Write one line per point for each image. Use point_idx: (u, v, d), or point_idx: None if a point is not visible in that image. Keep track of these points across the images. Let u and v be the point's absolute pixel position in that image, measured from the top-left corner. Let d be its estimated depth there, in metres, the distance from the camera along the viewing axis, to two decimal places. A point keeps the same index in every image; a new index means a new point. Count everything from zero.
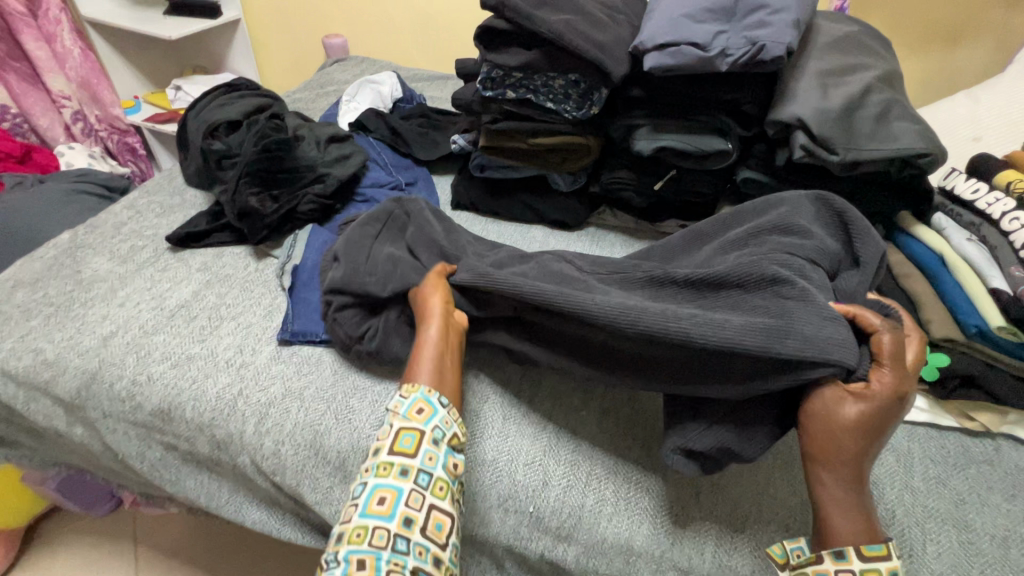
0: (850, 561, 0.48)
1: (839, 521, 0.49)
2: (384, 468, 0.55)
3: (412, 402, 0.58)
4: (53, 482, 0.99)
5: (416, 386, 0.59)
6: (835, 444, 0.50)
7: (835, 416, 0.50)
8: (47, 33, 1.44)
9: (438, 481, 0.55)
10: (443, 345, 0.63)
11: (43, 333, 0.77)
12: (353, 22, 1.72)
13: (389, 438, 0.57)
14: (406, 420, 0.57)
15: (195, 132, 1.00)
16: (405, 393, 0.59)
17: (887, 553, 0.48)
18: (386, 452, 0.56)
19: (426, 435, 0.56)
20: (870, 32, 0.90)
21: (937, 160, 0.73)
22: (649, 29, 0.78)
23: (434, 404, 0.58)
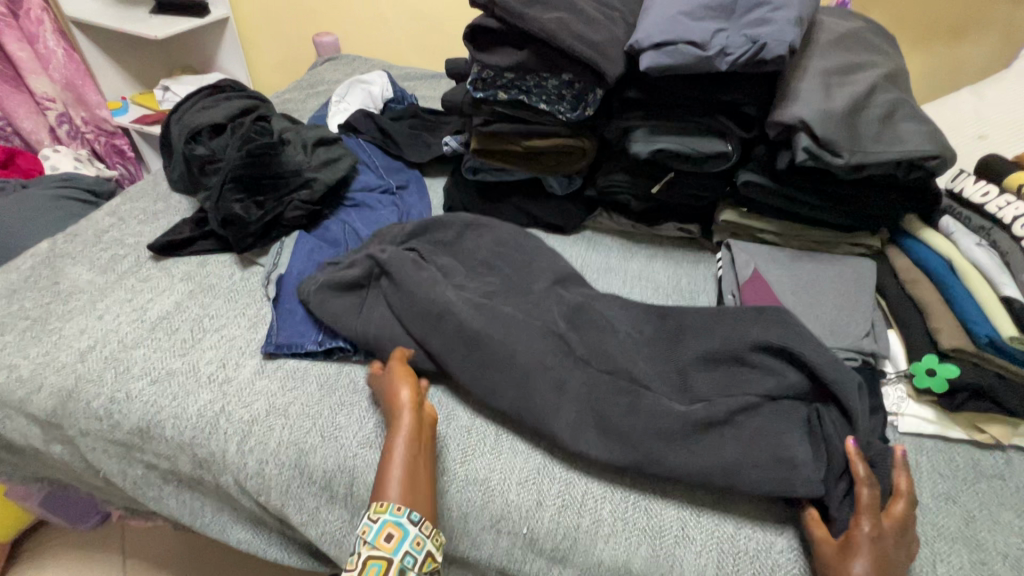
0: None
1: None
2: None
3: (380, 527, 0.52)
4: (36, 497, 0.97)
5: (387, 505, 0.54)
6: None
7: (841, 567, 0.50)
8: (29, 33, 1.40)
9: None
10: (414, 450, 0.59)
11: (18, 348, 0.74)
12: (344, 20, 1.69)
13: (356, 569, 0.50)
14: (374, 547, 0.51)
15: (177, 136, 0.97)
16: (373, 515, 0.53)
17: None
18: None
19: (408, 516, 0.53)
20: (874, 28, 0.87)
21: (947, 162, 0.70)
22: (645, 27, 0.74)
23: (406, 526, 0.53)
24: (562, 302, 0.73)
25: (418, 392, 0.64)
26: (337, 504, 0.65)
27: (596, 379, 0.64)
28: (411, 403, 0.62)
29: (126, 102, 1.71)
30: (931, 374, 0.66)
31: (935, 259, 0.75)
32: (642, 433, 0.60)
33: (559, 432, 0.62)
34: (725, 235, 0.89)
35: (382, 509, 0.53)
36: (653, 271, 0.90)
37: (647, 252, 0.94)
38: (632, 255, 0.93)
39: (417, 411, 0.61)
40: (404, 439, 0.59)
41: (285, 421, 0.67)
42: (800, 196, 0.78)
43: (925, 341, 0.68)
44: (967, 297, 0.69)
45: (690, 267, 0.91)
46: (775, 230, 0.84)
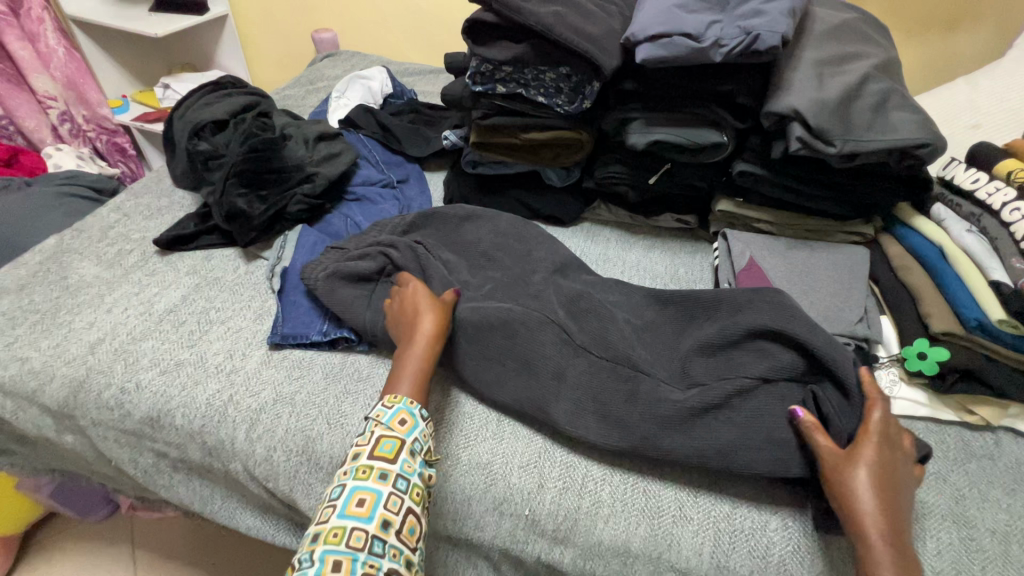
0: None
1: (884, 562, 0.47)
2: (364, 471, 0.53)
3: (394, 412, 0.57)
4: (48, 488, 0.98)
5: (401, 396, 0.59)
6: (857, 496, 0.50)
7: (845, 471, 0.52)
8: (30, 32, 1.42)
9: (415, 486, 0.54)
10: (430, 355, 0.63)
11: (29, 341, 0.75)
12: (342, 16, 1.69)
13: (369, 442, 0.55)
14: (388, 428, 0.56)
15: (180, 132, 0.98)
16: (388, 403, 0.58)
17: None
18: (366, 455, 0.54)
19: (419, 411, 0.58)
20: (867, 19, 0.88)
21: (938, 150, 0.71)
22: (641, 20, 0.76)
23: (416, 416, 0.58)
24: (561, 292, 0.74)
25: (445, 310, 0.68)
26: None
27: (595, 365, 0.66)
28: (437, 316, 0.66)
29: (127, 100, 1.72)
30: (922, 357, 0.67)
31: (926, 245, 0.76)
32: (640, 416, 0.62)
33: (559, 417, 0.64)
34: (721, 225, 0.90)
35: (396, 399, 0.58)
36: (651, 262, 0.92)
37: (645, 242, 0.96)
38: (629, 245, 0.95)
39: (438, 324, 0.66)
40: (423, 341, 0.64)
41: (292, 410, 0.69)
42: (794, 185, 0.79)
43: (917, 326, 0.70)
44: (957, 282, 0.70)
45: (687, 257, 0.93)
46: (770, 219, 0.85)
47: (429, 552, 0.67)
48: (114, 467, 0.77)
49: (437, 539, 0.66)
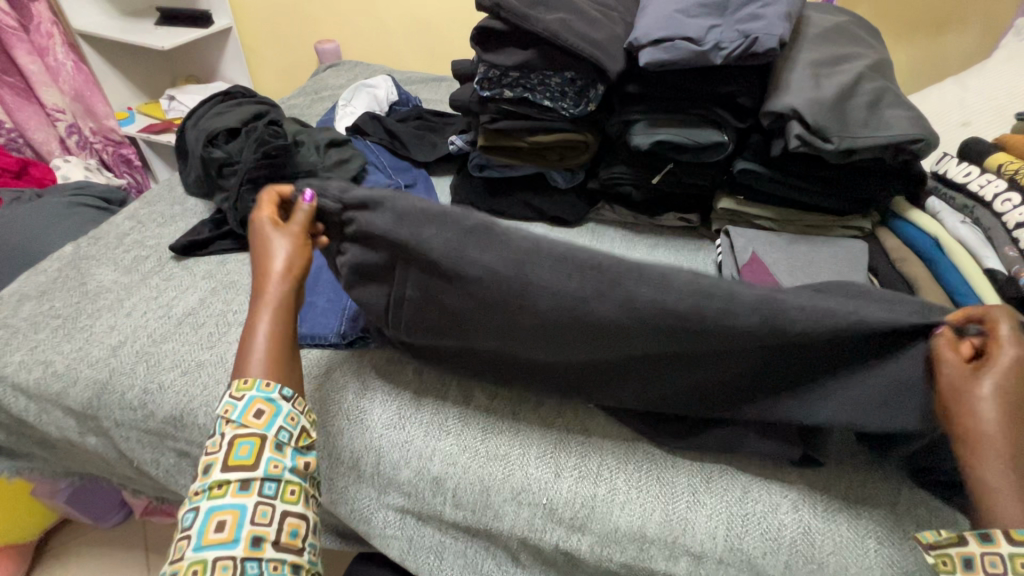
0: (997, 544, 0.44)
1: (1010, 503, 0.45)
2: (219, 488, 0.49)
3: (247, 405, 0.52)
4: (63, 494, 1.00)
5: (253, 383, 0.53)
6: (981, 427, 0.46)
7: (971, 393, 0.47)
8: (40, 46, 1.43)
9: (287, 485, 0.51)
10: (275, 310, 0.56)
11: (51, 344, 0.77)
12: (344, 27, 1.73)
13: (221, 450, 0.50)
14: (242, 426, 0.51)
15: (194, 140, 1.00)
16: (237, 393, 0.52)
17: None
18: (219, 467, 0.50)
19: (278, 393, 0.53)
20: (858, 22, 0.91)
21: (931, 144, 0.74)
22: (643, 26, 0.79)
23: (277, 402, 0.53)
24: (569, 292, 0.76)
25: (298, 248, 0.59)
26: (365, 482, 0.68)
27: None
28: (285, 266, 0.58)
29: (132, 112, 1.75)
30: None
31: (923, 238, 0.79)
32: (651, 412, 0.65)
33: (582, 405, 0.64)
34: (723, 223, 0.92)
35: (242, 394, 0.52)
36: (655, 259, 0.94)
37: (649, 241, 0.98)
38: (634, 244, 0.97)
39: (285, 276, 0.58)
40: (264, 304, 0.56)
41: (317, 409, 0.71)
42: (794, 182, 0.82)
43: None
44: (954, 272, 0.73)
45: (691, 254, 0.95)
46: (772, 215, 0.88)
47: (449, 542, 0.68)
48: (135, 468, 0.78)
49: (456, 529, 0.68)
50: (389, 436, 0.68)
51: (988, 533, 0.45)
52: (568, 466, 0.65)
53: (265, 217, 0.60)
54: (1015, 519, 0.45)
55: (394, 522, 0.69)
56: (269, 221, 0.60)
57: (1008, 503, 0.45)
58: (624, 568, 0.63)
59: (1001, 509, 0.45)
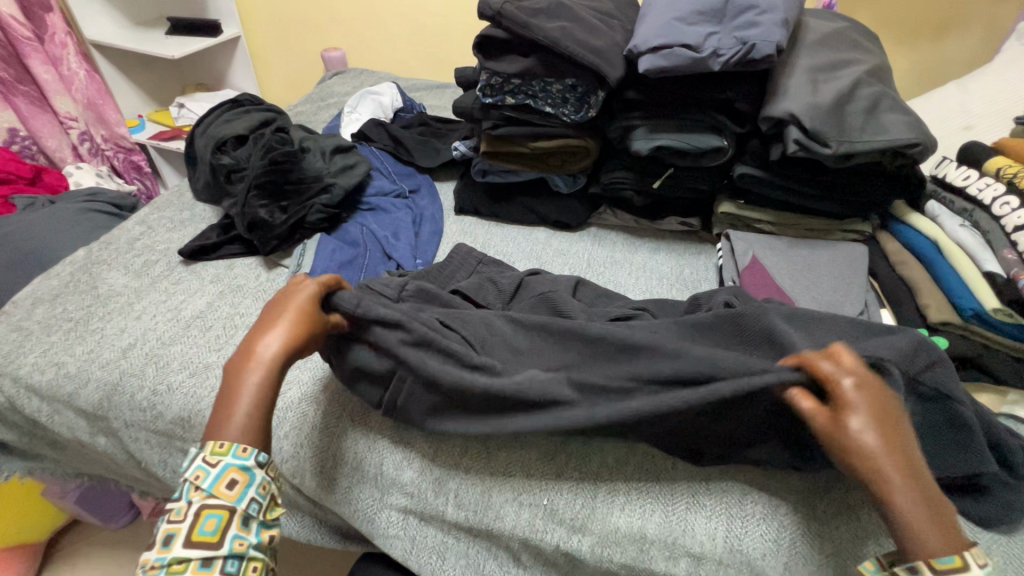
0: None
1: (929, 537, 0.43)
2: (180, 564, 0.46)
3: (220, 474, 0.48)
4: (74, 494, 1.01)
5: (229, 447, 0.50)
6: (876, 464, 0.45)
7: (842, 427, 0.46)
8: (54, 56, 1.46)
9: (250, 562, 0.48)
10: (268, 385, 0.53)
11: (63, 347, 0.79)
12: (351, 36, 1.75)
13: (185, 520, 0.47)
14: (211, 496, 0.48)
15: (203, 147, 1.02)
16: (211, 457, 0.49)
17: (965, 563, 0.42)
18: (181, 542, 0.46)
19: (254, 460, 0.50)
20: (857, 28, 0.92)
21: (928, 149, 0.74)
22: (642, 33, 0.80)
23: (252, 472, 0.50)
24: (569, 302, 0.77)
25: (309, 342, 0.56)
26: (368, 483, 0.69)
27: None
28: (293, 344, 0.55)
29: (143, 119, 1.78)
30: None
31: (923, 241, 0.79)
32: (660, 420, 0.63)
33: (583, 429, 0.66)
34: (724, 227, 0.94)
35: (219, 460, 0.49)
36: (656, 263, 0.95)
37: (650, 245, 0.99)
38: (635, 248, 0.98)
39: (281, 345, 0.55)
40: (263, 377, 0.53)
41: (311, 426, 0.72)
42: (792, 186, 0.83)
43: (916, 317, 0.73)
44: (954, 275, 0.73)
45: (692, 258, 0.96)
46: (771, 219, 0.89)
47: (451, 543, 0.69)
48: (144, 468, 0.79)
49: (459, 530, 0.68)
50: (392, 439, 0.69)
51: (914, 565, 0.43)
52: (569, 467, 0.66)
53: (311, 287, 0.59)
54: (936, 549, 0.43)
55: (397, 523, 0.69)
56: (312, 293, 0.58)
57: (928, 538, 0.43)
58: (624, 569, 0.63)
59: (926, 540, 0.43)
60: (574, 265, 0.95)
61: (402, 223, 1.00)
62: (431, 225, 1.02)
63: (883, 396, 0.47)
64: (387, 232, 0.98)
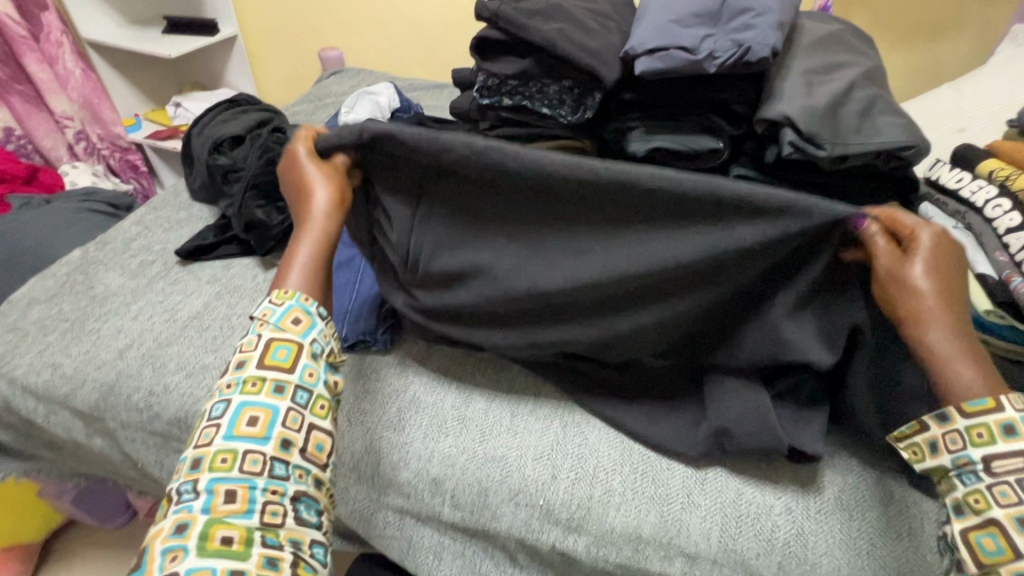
0: (954, 422, 0.47)
1: (966, 374, 0.48)
2: (226, 459, 0.47)
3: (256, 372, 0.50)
4: (70, 494, 1.01)
5: (292, 294, 0.54)
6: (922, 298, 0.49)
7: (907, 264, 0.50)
8: (49, 55, 1.46)
9: (297, 467, 0.49)
10: (323, 251, 0.58)
11: (60, 347, 0.79)
12: (348, 35, 1.75)
13: (225, 417, 0.49)
14: (278, 330, 0.52)
15: (200, 147, 1.02)
16: (246, 354, 0.51)
17: (998, 405, 0.46)
18: (223, 432, 0.48)
19: (317, 309, 0.55)
20: (852, 30, 0.92)
21: (922, 151, 0.75)
22: (638, 35, 0.80)
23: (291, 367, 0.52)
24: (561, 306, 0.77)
25: (344, 200, 0.61)
26: (365, 482, 0.70)
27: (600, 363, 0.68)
28: (327, 206, 0.59)
29: (139, 118, 1.78)
30: None
31: None
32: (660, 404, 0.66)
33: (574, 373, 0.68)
34: None
35: (259, 381, 0.50)
36: None
37: None
38: None
39: (333, 202, 0.60)
40: (315, 242, 0.58)
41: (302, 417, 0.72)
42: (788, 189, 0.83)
43: None
44: None
45: None
46: None
47: (448, 543, 0.69)
48: (141, 469, 0.79)
49: (456, 530, 0.69)
50: (389, 441, 0.70)
51: (944, 413, 0.48)
52: (565, 470, 0.66)
53: (300, 153, 0.62)
54: (969, 393, 0.47)
55: (393, 523, 0.70)
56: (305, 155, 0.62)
57: (960, 372, 0.48)
58: (619, 569, 0.64)
59: (960, 373, 0.48)
60: None
61: None
62: None
63: (953, 253, 0.51)
64: None
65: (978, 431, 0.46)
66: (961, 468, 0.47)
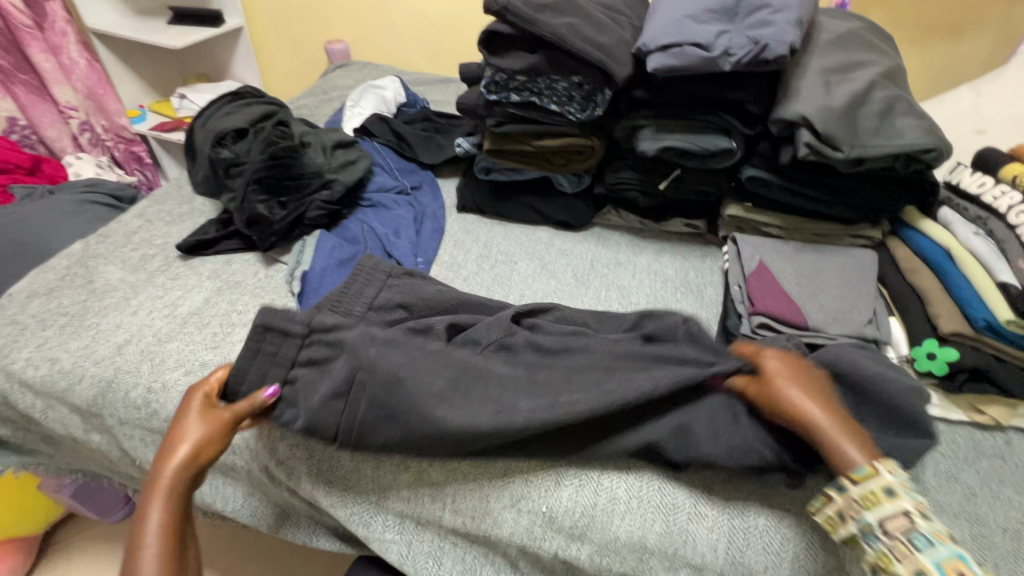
0: (848, 490, 0.51)
1: (848, 449, 0.52)
2: None
3: None
4: (70, 487, 1.01)
5: None
6: (786, 388, 0.57)
7: (768, 388, 0.58)
8: (54, 44, 1.45)
9: None
10: (177, 510, 0.56)
11: (58, 342, 0.78)
12: (354, 28, 1.73)
13: None
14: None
15: (202, 140, 1.01)
16: None
17: (876, 471, 0.50)
18: None
19: None
20: (871, 28, 0.90)
21: (943, 155, 0.73)
22: (652, 31, 0.78)
23: None
24: (565, 319, 0.75)
25: (224, 428, 0.61)
26: (365, 486, 0.68)
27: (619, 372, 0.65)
28: (189, 453, 0.58)
29: (144, 110, 1.77)
30: (931, 358, 0.69)
31: (934, 248, 0.78)
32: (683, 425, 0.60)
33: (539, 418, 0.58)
34: (730, 229, 0.92)
35: None
36: (661, 265, 0.93)
37: (655, 247, 0.97)
38: (640, 250, 0.97)
39: (184, 461, 0.58)
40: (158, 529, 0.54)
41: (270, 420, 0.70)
42: (802, 190, 0.81)
43: (926, 327, 0.71)
44: (965, 285, 0.72)
45: (697, 261, 0.94)
46: (781, 223, 0.87)
47: (447, 547, 0.68)
48: (138, 466, 0.78)
49: (455, 535, 0.67)
50: None
51: (841, 482, 0.51)
52: (567, 478, 0.64)
53: (202, 393, 0.63)
54: (856, 461, 0.51)
55: (393, 527, 0.68)
56: (205, 397, 0.63)
57: (846, 443, 0.53)
58: None
59: (845, 448, 0.52)
60: (577, 272, 0.92)
61: (404, 220, 0.98)
62: (433, 223, 1.01)
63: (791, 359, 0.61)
64: (388, 229, 0.96)
65: (868, 497, 0.49)
66: (864, 532, 0.49)
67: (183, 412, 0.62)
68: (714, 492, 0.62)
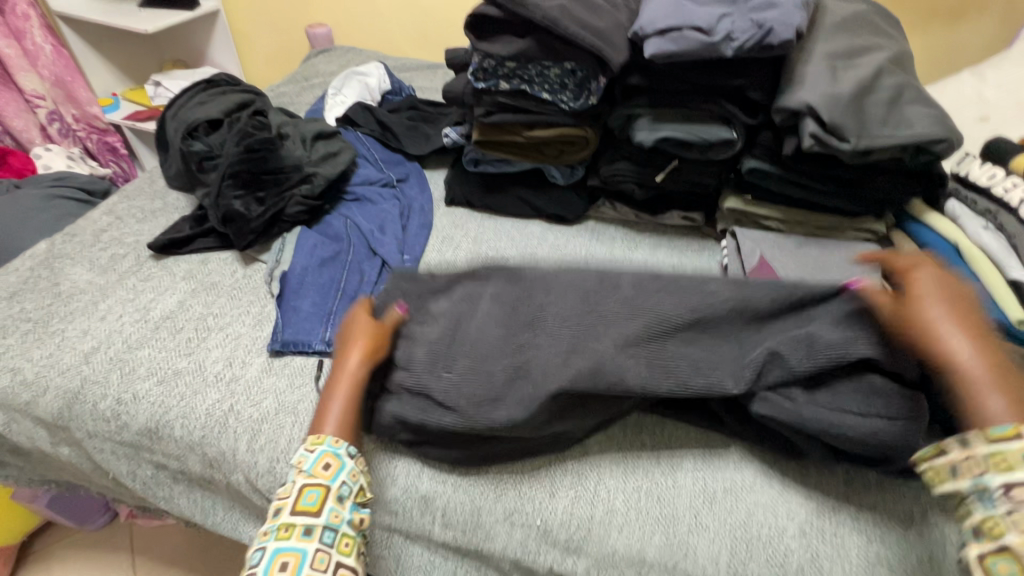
0: (977, 445, 0.45)
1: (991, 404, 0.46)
2: (285, 531, 0.54)
3: (317, 457, 0.57)
4: (44, 496, 0.97)
5: (324, 438, 0.58)
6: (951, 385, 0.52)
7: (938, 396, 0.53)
8: (16, 29, 1.38)
9: (342, 538, 0.55)
10: (352, 400, 0.61)
11: (20, 350, 0.73)
12: (336, 12, 1.66)
13: (289, 496, 0.55)
14: (311, 476, 0.56)
15: (173, 132, 0.95)
16: (310, 447, 0.58)
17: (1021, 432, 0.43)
18: (286, 512, 0.55)
19: (344, 449, 0.58)
20: (876, 9, 0.86)
21: (954, 145, 0.69)
22: (649, 14, 0.73)
23: (343, 458, 0.58)
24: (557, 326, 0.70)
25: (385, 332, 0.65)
26: None
27: (628, 336, 0.59)
28: (366, 352, 0.63)
29: (117, 98, 1.69)
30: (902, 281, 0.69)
31: (941, 244, 0.75)
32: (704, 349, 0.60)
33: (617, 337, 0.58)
34: (729, 223, 0.88)
35: (289, 527, 0.54)
36: (656, 260, 0.90)
37: (651, 241, 0.94)
38: (635, 245, 0.93)
39: (364, 358, 0.62)
40: (345, 400, 0.61)
41: (248, 433, 0.66)
42: (804, 181, 0.78)
43: None
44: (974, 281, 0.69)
45: (694, 256, 0.91)
46: (782, 216, 0.83)
47: (437, 561, 0.65)
48: (111, 478, 0.74)
49: (445, 549, 0.64)
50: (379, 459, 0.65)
51: (970, 435, 0.46)
52: (565, 494, 0.61)
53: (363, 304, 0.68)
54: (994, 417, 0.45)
55: (379, 543, 0.65)
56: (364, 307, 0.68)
57: (993, 398, 0.46)
58: None
59: (987, 407, 0.46)
60: None
61: (389, 215, 0.94)
62: (420, 217, 0.96)
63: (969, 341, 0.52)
64: (373, 225, 0.92)
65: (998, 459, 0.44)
66: (980, 493, 0.44)
67: (350, 317, 0.67)
68: (712, 502, 0.60)
